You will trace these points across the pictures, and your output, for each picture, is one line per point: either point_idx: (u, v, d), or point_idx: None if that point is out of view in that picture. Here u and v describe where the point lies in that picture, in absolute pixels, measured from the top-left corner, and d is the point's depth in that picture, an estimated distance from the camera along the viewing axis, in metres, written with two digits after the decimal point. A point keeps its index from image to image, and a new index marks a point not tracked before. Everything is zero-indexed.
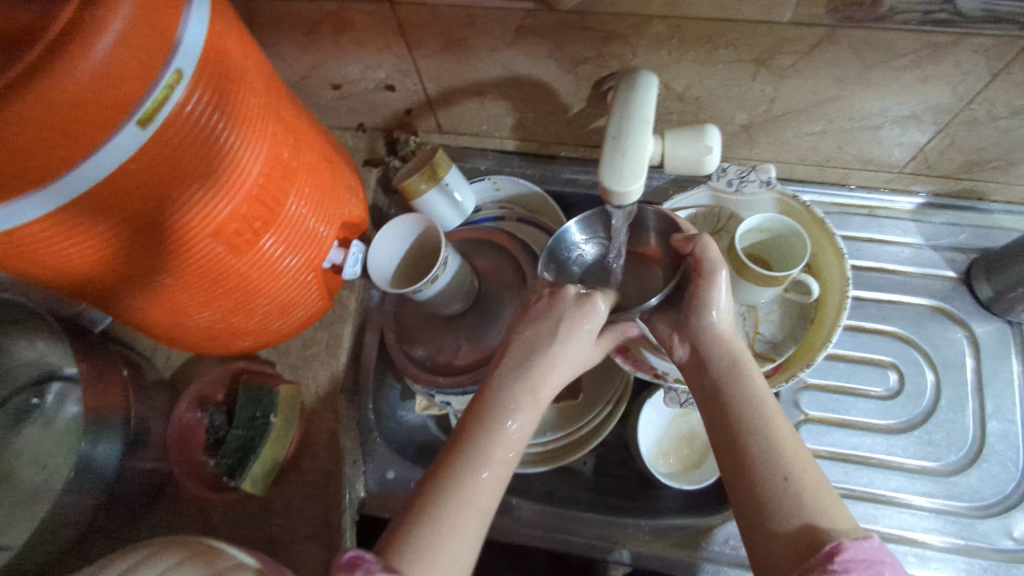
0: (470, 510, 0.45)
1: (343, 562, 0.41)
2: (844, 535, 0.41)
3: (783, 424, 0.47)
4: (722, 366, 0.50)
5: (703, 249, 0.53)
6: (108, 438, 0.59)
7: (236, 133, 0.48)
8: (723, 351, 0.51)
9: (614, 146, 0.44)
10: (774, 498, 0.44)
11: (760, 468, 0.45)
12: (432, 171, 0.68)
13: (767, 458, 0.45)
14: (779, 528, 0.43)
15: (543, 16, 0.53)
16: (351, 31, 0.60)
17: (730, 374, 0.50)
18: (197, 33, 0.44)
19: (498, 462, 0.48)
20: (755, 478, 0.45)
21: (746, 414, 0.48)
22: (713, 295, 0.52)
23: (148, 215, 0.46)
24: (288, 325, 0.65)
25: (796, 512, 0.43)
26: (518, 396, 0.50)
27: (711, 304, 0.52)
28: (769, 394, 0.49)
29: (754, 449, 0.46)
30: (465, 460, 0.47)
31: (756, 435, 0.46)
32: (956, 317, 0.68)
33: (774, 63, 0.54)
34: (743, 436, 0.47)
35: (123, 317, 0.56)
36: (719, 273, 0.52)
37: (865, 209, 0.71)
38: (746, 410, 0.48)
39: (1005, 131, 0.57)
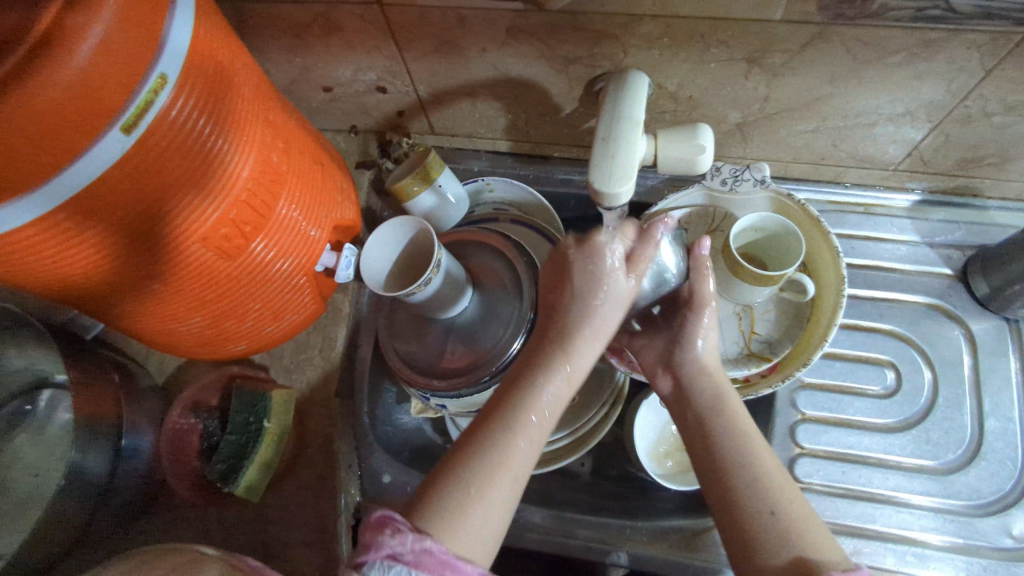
0: (501, 474, 0.45)
1: (374, 520, 0.39)
2: (830, 565, 0.42)
3: (772, 461, 0.48)
4: (706, 402, 0.52)
5: (702, 279, 0.55)
6: (97, 449, 0.59)
7: (223, 138, 0.47)
8: (707, 386, 0.53)
9: (602, 147, 0.44)
10: (763, 532, 0.44)
11: (748, 502, 0.46)
12: (424, 173, 0.67)
13: (754, 492, 0.46)
14: (767, 560, 0.43)
15: (533, 16, 0.53)
16: (340, 33, 0.59)
17: (716, 411, 0.51)
18: (181, 37, 0.43)
19: (532, 427, 0.48)
20: (743, 512, 0.46)
21: (735, 451, 0.48)
22: (700, 327, 0.55)
23: (137, 220, 0.46)
24: (280, 329, 0.64)
25: (785, 543, 0.43)
26: (551, 365, 0.51)
27: (695, 337, 0.55)
28: (755, 432, 0.50)
29: (743, 484, 0.47)
30: (501, 424, 0.48)
31: (744, 471, 0.47)
32: (952, 315, 0.67)
33: (766, 61, 0.53)
34: (730, 472, 0.48)
35: (114, 323, 0.55)
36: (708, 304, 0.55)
37: (861, 207, 0.71)
38: (734, 446, 0.49)
39: (999, 127, 0.56)
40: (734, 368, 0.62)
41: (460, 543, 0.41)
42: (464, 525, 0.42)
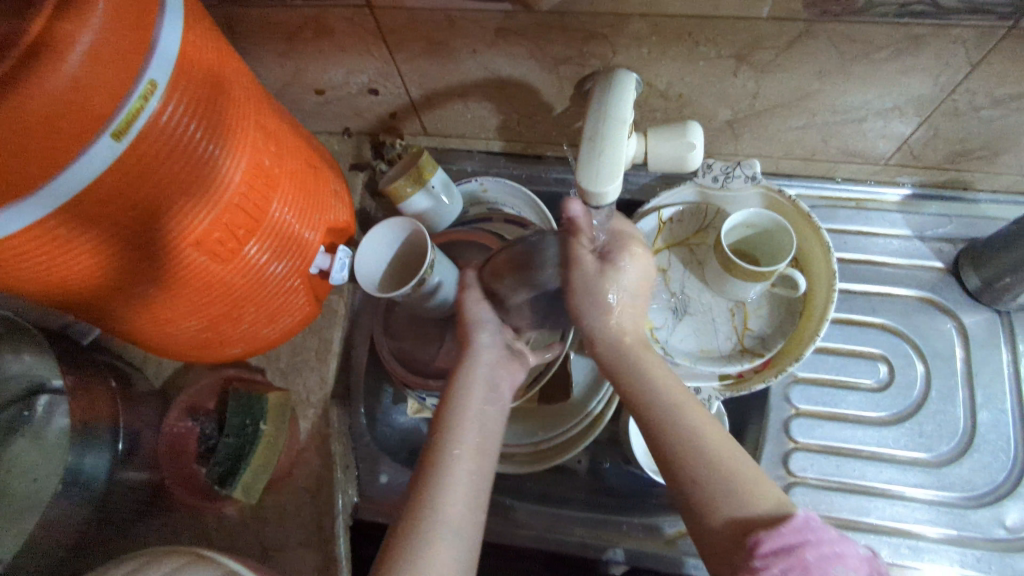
0: (441, 507, 0.45)
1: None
2: (763, 514, 0.41)
3: (698, 412, 0.48)
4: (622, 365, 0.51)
5: (575, 236, 0.53)
6: (95, 450, 0.60)
7: (215, 142, 0.48)
8: (625, 354, 0.52)
9: (589, 147, 0.43)
10: (696, 496, 0.44)
11: (680, 465, 0.45)
12: (417, 174, 0.68)
13: (681, 454, 0.45)
14: (708, 521, 0.43)
15: (522, 17, 0.53)
16: (331, 35, 0.60)
17: (635, 372, 0.50)
18: (171, 43, 0.44)
19: (464, 451, 0.48)
20: (677, 474, 0.45)
21: (659, 415, 0.47)
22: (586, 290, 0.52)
23: (118, 233, 0.46)
24: (276, 332, 0.65)
25: (718, 502, 0.43)
26: (466, 386, 0.53)
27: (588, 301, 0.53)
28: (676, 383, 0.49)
29: (670, 447, 0.46)
30: (436, 456, 0.48)
31: (670, 434, 0.46)
32: (944, 308, 0.68)
33: (754, 59, 0.54)
34: (657, 437, 0.47)
35: (110, 328, 0.55)
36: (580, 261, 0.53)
37: (852, 202, 0.71)
38: (658, 409, 0.48)
39: (986, 121, 0.57)
40: (728, 364, 0.62)
41: None
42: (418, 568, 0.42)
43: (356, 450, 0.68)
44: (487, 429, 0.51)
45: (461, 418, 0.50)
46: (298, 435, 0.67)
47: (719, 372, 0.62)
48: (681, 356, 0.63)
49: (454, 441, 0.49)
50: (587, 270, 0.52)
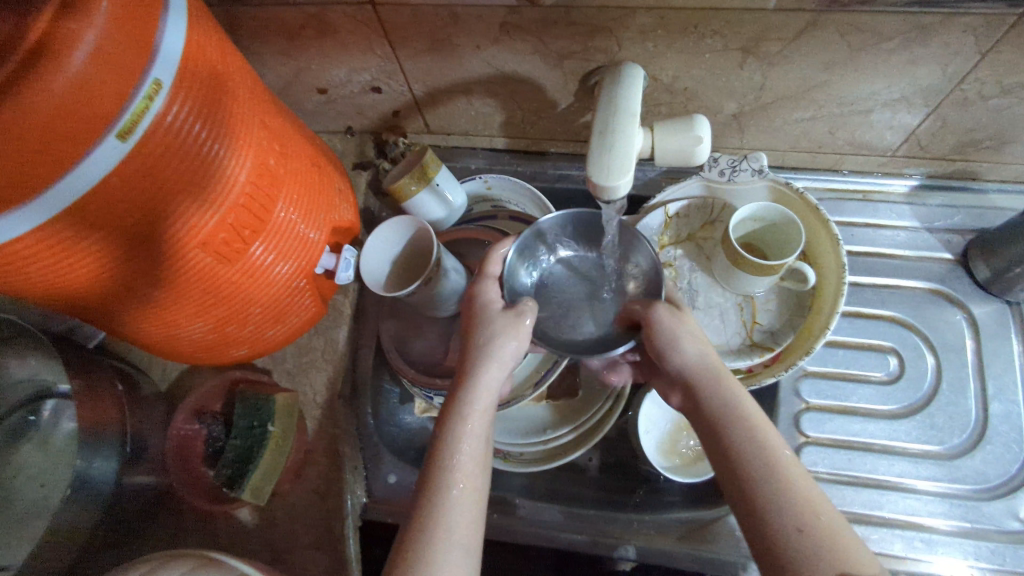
0: (441, 535, 0.44)
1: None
2: None
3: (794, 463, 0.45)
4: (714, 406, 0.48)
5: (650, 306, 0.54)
6: (103, 456, 0.59)
7: (219, 140, 0.47)
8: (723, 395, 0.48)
9: (599, 143, 0.43)
10: (794, 550, 0.41)
11: (776, 513, 0.42)
12: (422, 172, 0.67)
13: (773, 505, 0.42)
14: None
15: (526, 12, 0.52)
16: (333, 34, 0.59)
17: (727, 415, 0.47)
18: (175, 41, 0.43)
19: (463, 476, 0.47)
20: (772, 529, 0.42)
21: (754, 459, 0.45)
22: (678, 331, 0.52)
23: (118, 236, 0.45)
24: (282, 333, 0.64)
25: (823, 561, 0.39)
26: (465, 403, 0.51)
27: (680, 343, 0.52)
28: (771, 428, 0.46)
29: (766, 495, 0.43)
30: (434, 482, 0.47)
31: (762, 481, 0.43)
32: (954, 299, 0.67)
33: (761, 51, 0.53)
34: (750, 483, 0.44)
35: (117, 331, 0.55)
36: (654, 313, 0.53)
37: (859, 194, 0.71)
38: (751, 458, 0.45)
39: (995, 110, 0.56)
40: (738, 359, 0.61)
41: None
42: None
43: (363, 450, 0.67)
44: (481, 453, 0.49)
45: (458, 433, 0.49)
46: (306, 436, 0.67)
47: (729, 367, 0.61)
48: None
49: (455, 448, 0.49)
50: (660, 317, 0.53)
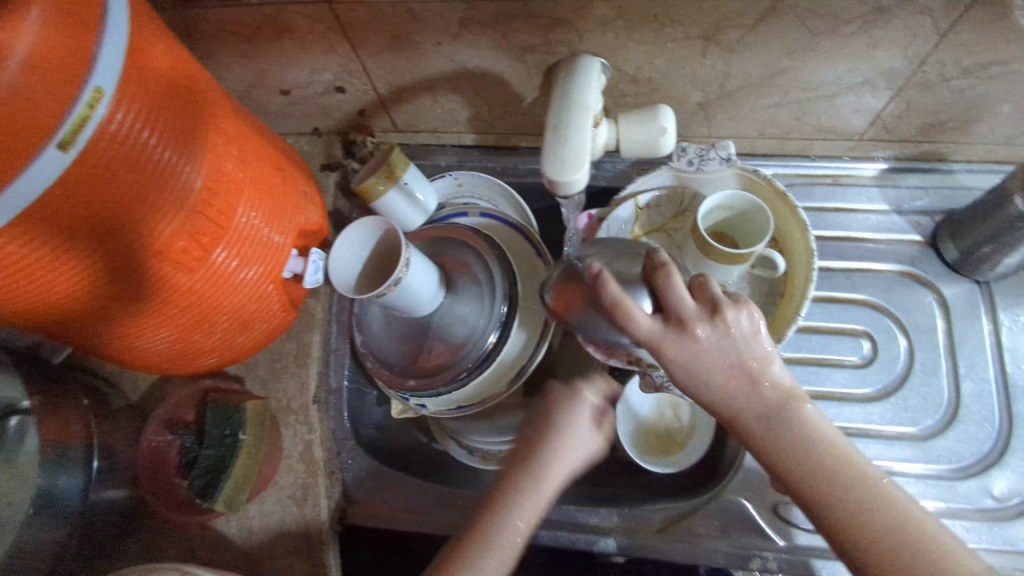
0: None
1: None
2: None
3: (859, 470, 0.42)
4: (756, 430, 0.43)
5: (630, 316, 0.43)
6: (67, 472, 0.58)
7: (169, 147, 0.46)
8: (761, 419, 0.43)
9: (553, 138, 0.42)
10: None
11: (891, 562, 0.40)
12: (389, 171, 0.67)
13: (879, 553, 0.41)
14: None
15: (485, 6, 0.52)
16: (291, 35, 0.58)
17: (779, 442, 0.43)
18: (117, 46, 0.42)
19: (499, 553, 0.48)
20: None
21: (833, 495, 0.42)
22: (690, 362, 0.43)
23: (71, 249, 0.45)
24: (252, 339, 0.63)
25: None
26: (525, 482, 0.50)
27: (698, 371, 0.43)
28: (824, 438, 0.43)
29: (858, 532, 0.41)
30: (470, 551, 0.48)
31: (847, 517, 0.42)
32: (925, 281, 0.67)
33: (722, 38, 0.53)
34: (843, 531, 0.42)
35: (77, 344, 0.54)
36: (660, 339, 0.43)
37: (828, 178, 0.71)
38: (834, 498, 0.42)
39: (958, 91, 0.56)
40: None
41: None
42: None
43: (340, 456, 0.67)
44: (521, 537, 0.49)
45: (507, 511, 0.49)
46: (280, 443, 0.66)
47: None
48: None
49: (500, 524, 0.49)
50: (679, 347, 0.43)
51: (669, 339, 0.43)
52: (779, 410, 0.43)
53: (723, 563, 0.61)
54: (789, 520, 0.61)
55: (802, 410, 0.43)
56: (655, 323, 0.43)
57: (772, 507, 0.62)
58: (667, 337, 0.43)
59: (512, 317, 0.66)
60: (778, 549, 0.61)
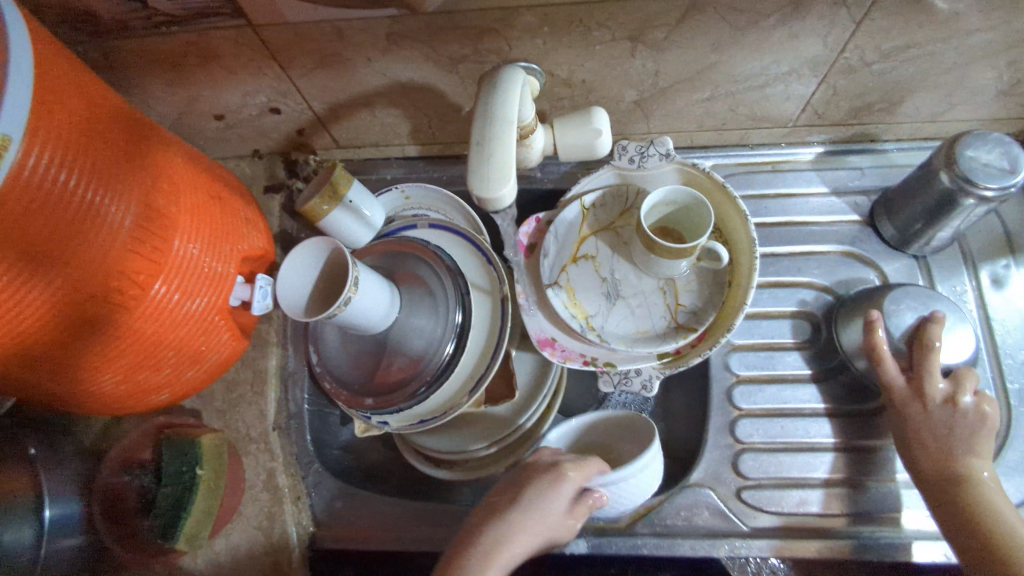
0: None
1: None
2: None
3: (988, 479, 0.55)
4: (947, 444, 0.56)
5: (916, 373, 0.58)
6: (16, 526, 0.55)
7: (92, 187, 0.45)
8: (947, 436, 0.56)
9: (479, 152, 0.41)
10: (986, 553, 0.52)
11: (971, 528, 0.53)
12: (332, 190, 0.66)
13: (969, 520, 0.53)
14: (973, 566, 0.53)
15: (410, 21, 0.52)
16: (217, 59, 0.57)
17: (919, 449, 0.57)
18: (22, 88, 0.40)
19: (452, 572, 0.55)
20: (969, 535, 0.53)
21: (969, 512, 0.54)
22: (896, 389, 0.59)
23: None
24: (204, 372, 0.62)
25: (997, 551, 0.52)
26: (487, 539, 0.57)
27: (899, 391, 0.58)
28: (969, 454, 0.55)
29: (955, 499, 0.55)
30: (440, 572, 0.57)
31: (985, 526, 0.53)
32: (866, 259, 0.69)
33: (648, 38, 0.54)
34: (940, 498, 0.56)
35: (13, 391, 0.52)
36: (896, 381, 0.59)
37: (768, 165, 0.72)
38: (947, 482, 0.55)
39: (880, 75, 0.58)
40: (664, 342, 0.61)
41: None
42: None
43: (306, 480, 0.68)
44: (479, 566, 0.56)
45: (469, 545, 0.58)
46: (242, 472, 0.65)
47: (656, 352, 0.61)
48: (617, 342, 0.62)
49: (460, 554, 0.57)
50: (902, 388, 0.58)
51: (910, 404, 0.58)
52: (971, 432, 0.56)
53: (692, 552, 0.63)
54: (751, 504, 0.63)
55: (975, 440, 0.56)
56: (922, 391, 0.57)
57: (735, 491, 0.64)
58: (938, 403, 0.57)
59: (467, 327, 0.66)
60: (744, 533, 0.63)
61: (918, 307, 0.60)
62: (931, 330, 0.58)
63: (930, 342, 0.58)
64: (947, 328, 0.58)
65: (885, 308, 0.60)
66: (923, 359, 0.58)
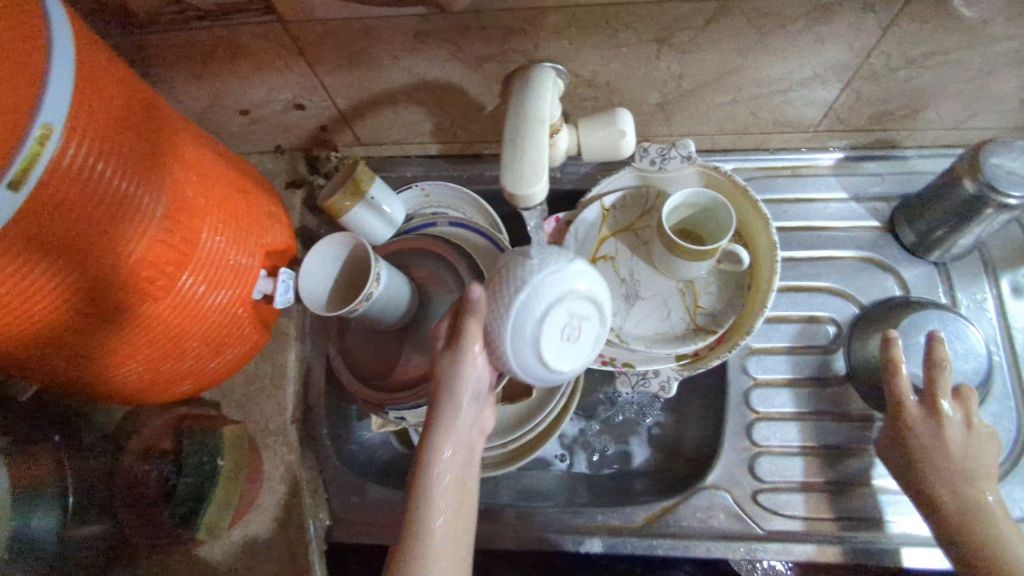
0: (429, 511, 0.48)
1: None
2: None
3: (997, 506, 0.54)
4: (959, 469, 0.55)
5: (930, 392, 0.58)
6: (41, 510, 0.55)
7: (127, 177, 0.46)
8: (959, 460, 0.55)
9: (512, 150, 0.42)
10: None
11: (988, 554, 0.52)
12: (355, 186, 0.67)
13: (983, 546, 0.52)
14: None
15: (438, 19, 0.52)
16: (245, 54, 0.58)
17: (931, 473, 0.56)
18: (65, 79, 0.41)
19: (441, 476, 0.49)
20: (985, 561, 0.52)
21: (983, 538, 0.53)
22: (909, 411, 0.58)
23: (32, 288, 0.44)
24: (225, 364, 0.63)
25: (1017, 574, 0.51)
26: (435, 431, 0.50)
27: (913, 412, 0.57)
28: (980, 479, 0.55)
29: (968, 526, 0.53)
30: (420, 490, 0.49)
31: (993, 553, 0.52)
32: (885, 266, 0.69)
33: (674, 40, 0.54)
34: (953, 525, 0.54)
35: (40, 379, 0.53)
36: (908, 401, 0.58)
37: (788, 170, 0.72)
38: (961, 509, 0.54)
39: (905, 81, 0.58)
40: (683, 344, 0.62)
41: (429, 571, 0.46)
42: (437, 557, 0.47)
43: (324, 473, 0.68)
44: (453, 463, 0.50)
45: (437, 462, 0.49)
46: (261, 465, 0.66)
47: (676, 353, 0.62)
48: (637, 342, 0.63)
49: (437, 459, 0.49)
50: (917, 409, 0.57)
51: (922, 426, 0.57)
52: (980, 458, 0.55)
53: (708, 554, 0.63)
54: (767, 508, 0.63)
55: (984, 467, 0.55)
56: (930, 414, 0.57)
57: (751, 494, 0.64)
58: (954, 424, 0.56)
59: None
60: (760, 536, 0.63)
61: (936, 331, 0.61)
62: (939, 351, 0.58)
63: (941, 362, 0.58)
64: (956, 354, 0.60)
65: (902, 332, 0.61)
66: (935, 377, 0.57)
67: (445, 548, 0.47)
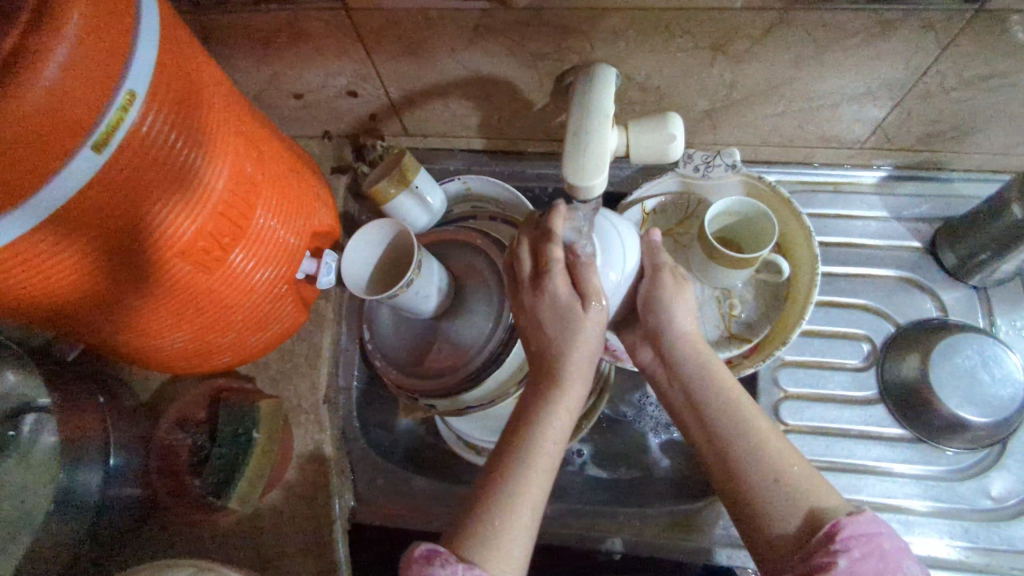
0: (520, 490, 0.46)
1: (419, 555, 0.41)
2: (833, 512, 0.43)
3: (748, 405, 0.50)
4: (689, 357, 0.53)
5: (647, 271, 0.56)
6: (87, 467, 0.59)
7: (197, 149, 0.47)
8: (692, 350, 0.53)
9: (575, 142, 0.43)
10: (754, 476, 0.46)
11: (732, 446, 0.48)
12: (400, 175, 0.67)
13: (728, 439, 0.48)
14: (758, 497, 0.46)
15: (499, 14, 0.53)
16: (308, 39, 0.59)
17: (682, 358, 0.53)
18: (149, 49, 0.43)
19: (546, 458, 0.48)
20: (740, 462, 0.47)
21: (729, 428, 0.49)
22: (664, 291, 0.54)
23: (101, 250, 0.46)
24: (265, 340, 0.65)
25: (757, 471, 0.46)
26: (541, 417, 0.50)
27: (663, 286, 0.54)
28: (725, 371, 0.52)
29: (714, 417, 0.50)
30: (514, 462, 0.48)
31: (730, 446, 0.48)
32: (923, 287, 0.69)
33: (730, 49, 0.54)
34: (707, 413, 0.50)
35: (92, 340, 0.55)
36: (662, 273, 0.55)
37: (830, 185, 0.72)
38: (704, 402, 0.51)
39: (958, 102, 0.58)
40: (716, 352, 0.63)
41: (503, 546, 0.44)
42: (515, 528, 0.45)
43: (351, 455, 0.69)
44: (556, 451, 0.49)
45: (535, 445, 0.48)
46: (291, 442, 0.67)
47: None
48: None
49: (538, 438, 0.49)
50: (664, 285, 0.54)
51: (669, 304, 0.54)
52: (694, 348, 0.53)
53: (726, 561, 0.63)
54: None
55: (709, 359, 0.53)
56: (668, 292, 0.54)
57: None
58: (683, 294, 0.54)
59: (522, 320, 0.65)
60: None
61: (977, 353, 0.61)
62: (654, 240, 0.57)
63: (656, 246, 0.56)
64: (996, 377, 0.60)
65: (942, 352, 0.61)
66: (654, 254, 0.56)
67: (531, 491, 0.47)
